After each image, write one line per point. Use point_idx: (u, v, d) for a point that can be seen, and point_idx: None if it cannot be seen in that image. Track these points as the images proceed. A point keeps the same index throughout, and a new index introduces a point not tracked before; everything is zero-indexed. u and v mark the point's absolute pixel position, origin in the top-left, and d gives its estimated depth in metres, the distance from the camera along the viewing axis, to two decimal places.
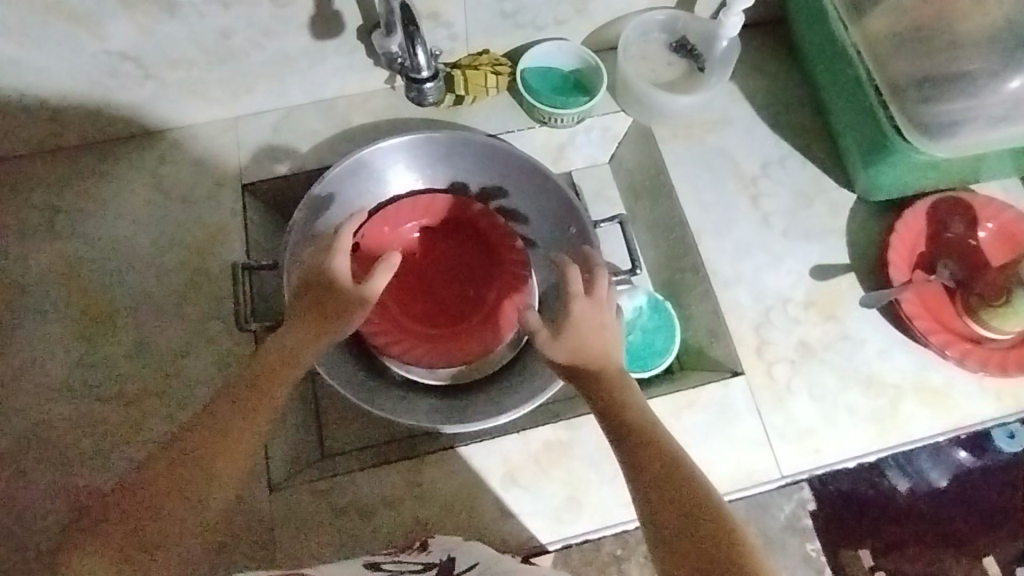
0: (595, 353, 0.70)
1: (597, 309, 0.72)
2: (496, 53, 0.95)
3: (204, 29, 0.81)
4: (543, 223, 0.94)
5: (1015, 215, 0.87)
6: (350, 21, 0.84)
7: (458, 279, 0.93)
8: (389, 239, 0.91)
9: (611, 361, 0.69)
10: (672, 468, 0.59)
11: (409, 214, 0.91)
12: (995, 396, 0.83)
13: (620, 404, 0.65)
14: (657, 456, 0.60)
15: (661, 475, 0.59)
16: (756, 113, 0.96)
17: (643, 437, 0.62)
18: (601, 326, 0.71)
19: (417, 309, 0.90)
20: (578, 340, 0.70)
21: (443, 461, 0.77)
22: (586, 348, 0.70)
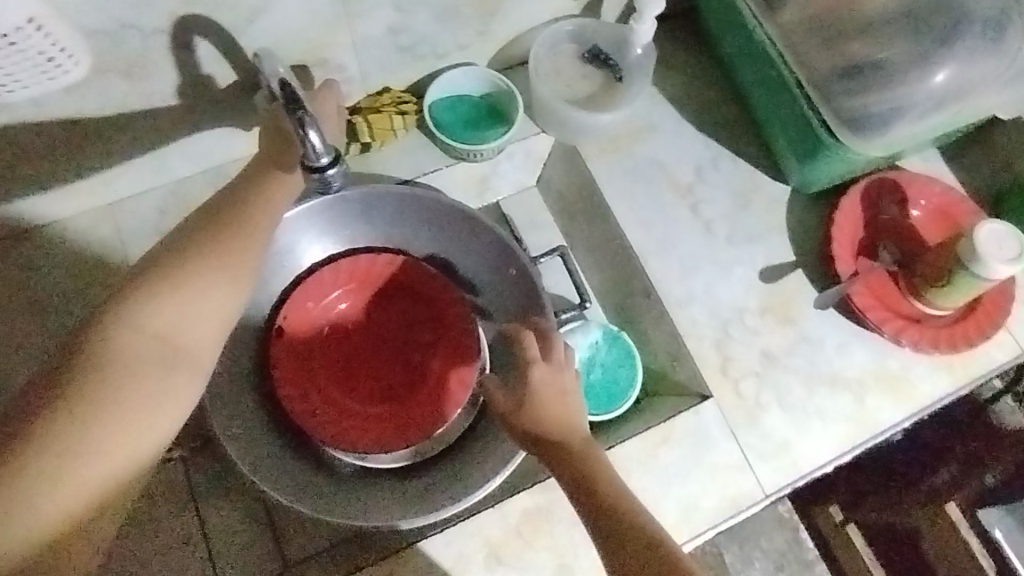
0: (558, 422, 0.62)
1: (555, 372, 0.65)
2: (398, 88, 0.86)
3: (49, 118, 0.67)
4: (482, 267, 0.85)
5: (941, 189, 0.89)
6: (226, 84, 0.72)
7: (400, 344, 0.82)
8: (315, 316, 0.81)
9: (575, 429, 0.62)
10: (651, 555, 0.53)
11: (332, 283, 0.81)
12: (948, 371, 0.84)
13: (590, 479, 0.58)
14: (635, 538, 0.54)
15: (638, 558, 0.53)
16: (681, 116, 0.91)
17: (617, 519, 0.55)
18: (562, 392, 0.64)
19: (359, 389, 0.80)
20: (538, 410, 0.63)
21: (418, 558, 0.70)
22: (547, 418, 0.62)
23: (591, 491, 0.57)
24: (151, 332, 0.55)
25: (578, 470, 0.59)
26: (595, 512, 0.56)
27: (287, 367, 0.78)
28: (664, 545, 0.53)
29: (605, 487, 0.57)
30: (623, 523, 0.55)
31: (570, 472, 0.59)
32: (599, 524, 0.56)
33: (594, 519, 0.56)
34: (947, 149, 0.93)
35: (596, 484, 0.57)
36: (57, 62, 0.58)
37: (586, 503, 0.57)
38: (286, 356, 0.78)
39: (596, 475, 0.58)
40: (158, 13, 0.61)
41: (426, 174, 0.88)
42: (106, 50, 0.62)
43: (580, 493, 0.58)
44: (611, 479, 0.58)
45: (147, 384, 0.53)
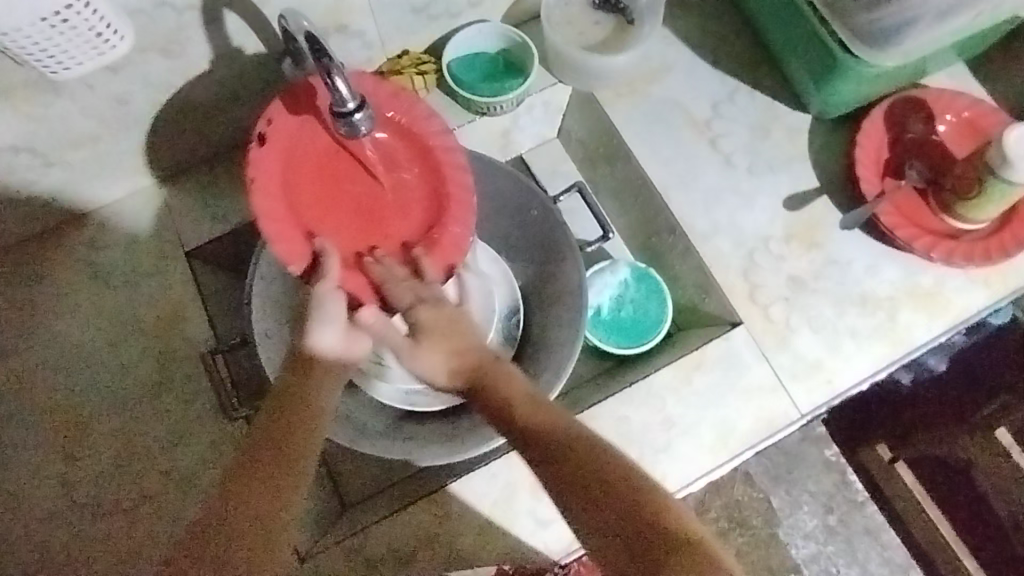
0: (473, 347, 0.67)
1: (440, 308, 0.68)
2: (416, 50, 0.89)
3: (98, 100, 0.72)
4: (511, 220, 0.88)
5: (969, 101, 0.87)
6: (255, 55, 0.75)
7: (392, 194, 0.70)
8: (296, 152, 0.66)
9: (484, 353, 0.67)
10: (615, 492, 0.52)
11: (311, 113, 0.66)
12: (984, 284, 0.83)
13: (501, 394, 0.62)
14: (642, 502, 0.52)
15: (589, 451, 0.55)
16: (696, 53, 0.92)
17: (601, 472, 0.53)
18: (452, 322, 0.68)
19: (351, 240, 0.69)
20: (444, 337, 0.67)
21: (469, 486, 0.75)
22: (456, 352, 0.67)
23: (539, 433, 0.57)
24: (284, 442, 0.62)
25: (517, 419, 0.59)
26: (549, 456, 0.56)
27: (271, 211, 0.65)
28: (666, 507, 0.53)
29: (548, 423, 0.58)
30: (580, 459, 0.54)
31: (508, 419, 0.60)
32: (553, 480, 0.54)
33: (548, 466, 0.55)
34: (972, 62, 0.91)
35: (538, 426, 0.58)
36: (105, 38, 0.62)
37: (537, 452, 0.56)
38: (267, 197, 0.64)
39: (535, 414, 0.59)
40: None
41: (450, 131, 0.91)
42: (143, 24, 0.66)
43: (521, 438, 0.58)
44: (550, 411, 0.59)
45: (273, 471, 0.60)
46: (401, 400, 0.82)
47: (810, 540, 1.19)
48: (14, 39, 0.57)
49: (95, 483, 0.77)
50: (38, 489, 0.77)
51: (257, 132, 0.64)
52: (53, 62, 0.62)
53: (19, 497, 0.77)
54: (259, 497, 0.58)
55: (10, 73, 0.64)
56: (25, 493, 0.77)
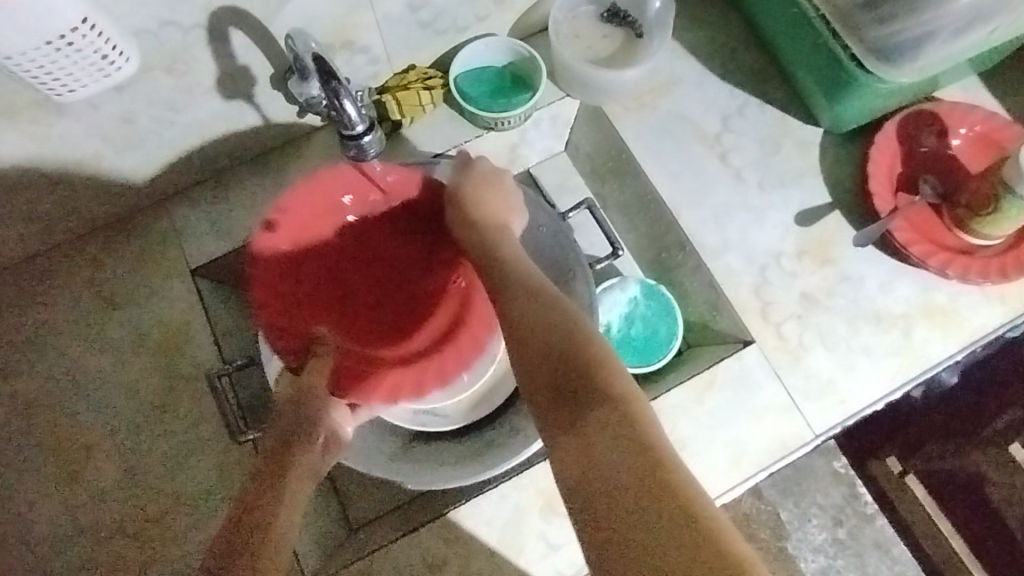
0: (483, 217, 0.72)
1: (494, 181, 0.76)
2: (423, 65, 0.88)
3: (103, 119, 0.71)
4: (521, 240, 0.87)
5: (984, 115, 0.86)
6: (261, 73, 0.75)
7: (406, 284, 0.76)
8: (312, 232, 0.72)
9: (501, 220, 0.73)
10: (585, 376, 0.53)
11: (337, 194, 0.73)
12: (1000, 301, 0.82)
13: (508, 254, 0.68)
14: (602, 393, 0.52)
15: (546, 330, 0.57)
16: (705, 67, 0.91)
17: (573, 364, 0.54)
18: (492, 195, 0.75)
19: (354, 331, 0.73)
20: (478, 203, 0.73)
21: (478, 508, 0.74)
22: (483, 216, 0.73)
23: (554, 352, 0.56)
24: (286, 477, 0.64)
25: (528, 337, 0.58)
26: (556, 376, 0.55)
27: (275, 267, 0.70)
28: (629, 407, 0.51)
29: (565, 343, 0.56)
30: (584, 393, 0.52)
31: (517, 331, 0.59)
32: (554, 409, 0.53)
33: (555, 389, 0.54)
34: (986, 74, 0.90)
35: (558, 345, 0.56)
36: (110, 60, 0.61)
37: (545, 369, 0.55)
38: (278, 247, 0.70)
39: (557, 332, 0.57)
40: (195, 8, 0.64)
41: (457, 146, 0.90)
42: (149, 44, 0.65)
43: (525, 355, 0.57)
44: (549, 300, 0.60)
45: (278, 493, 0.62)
46: (410, 419, 0.76)
47: (820, 553, 1.19)
48: (18, 62, 0.56)
49: (99, 506, 0.76)
50: (42, 513, 0.76)
51: (270, 219, 0.70)
52: (58, 84, 0.61)
53: (23, 519, 0.76)
54: (271, 498, 0.61)
55: (14, 94, 0.63)
56: (30, 517, 0.76)
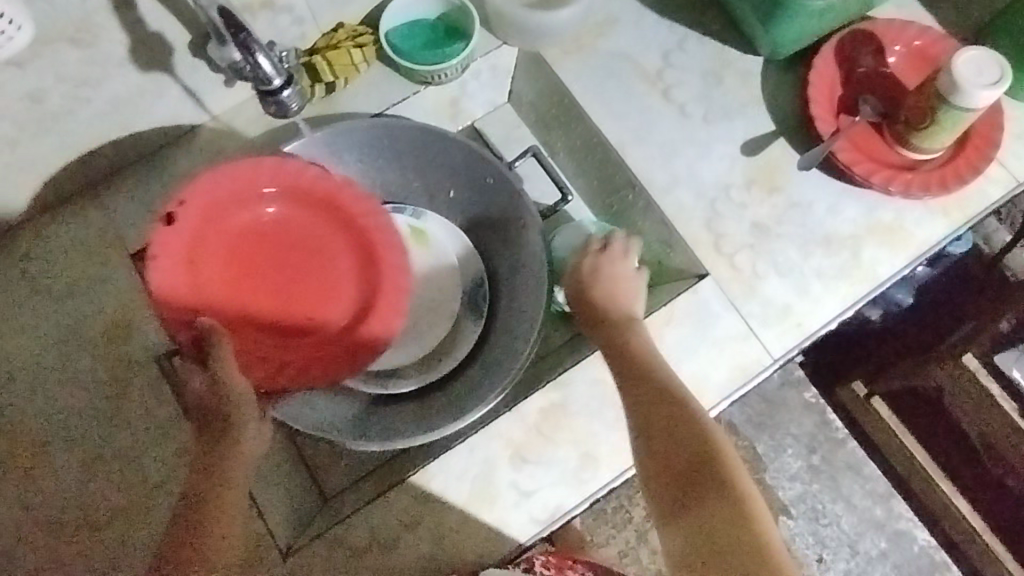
0: (611, 293, 0.77)
1: (622, 277, 0.78)
2: (352, 22, 0.85)
3: (9, 98, 0.67)
4: (473, 198, 0.87)
5: (918, 30, 0.86)
6: (177, 39, 0.71)
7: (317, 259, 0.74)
8: (206, 228, 0.69)
9: (626, 307, 0.76)
10: (707, 464, 0.64)
11: (231, 188, 0.70)
12: (943, 214, 0.84)
13: (666, 391, 0.68)
14: (713, 440, 0.65)
15: (667, 406, 0.67)
16: (641, 3, 0.89)
17: (666, 392, 0.68)
18: (627, 316, 0.75)
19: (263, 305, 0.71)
20: (596, 304, 0.77)
21: (448, 463, 0.74)
22: (604, 296, 0.77)
23: (697, 469, 0.63)
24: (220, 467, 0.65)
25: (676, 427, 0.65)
26: (675, 448, 0.64)
27: (172, 293, 0.66)
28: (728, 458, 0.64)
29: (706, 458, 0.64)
30: (691, 437, 0.65)
31: (649, 396, 0.68)
32: (673, 487, 0.63)
33: (682, 473, 0.63)
34: None
35: (689, 437, 0.65)
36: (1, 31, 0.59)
37: (699, 509, 0.62)
38: (172, 302, 0.66)
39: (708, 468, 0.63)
40: None
41: (394, 105, 0.88)
42: (47, 11, 0.61)
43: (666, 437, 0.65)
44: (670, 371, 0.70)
45: (212, 486, 0.64)
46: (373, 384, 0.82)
47: (796, 481, 1.23)
48: None
49: (58, 502, 0.74)
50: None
51: (169, 209, 0.67)
52: None
53: None
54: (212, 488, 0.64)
55: None
56: None
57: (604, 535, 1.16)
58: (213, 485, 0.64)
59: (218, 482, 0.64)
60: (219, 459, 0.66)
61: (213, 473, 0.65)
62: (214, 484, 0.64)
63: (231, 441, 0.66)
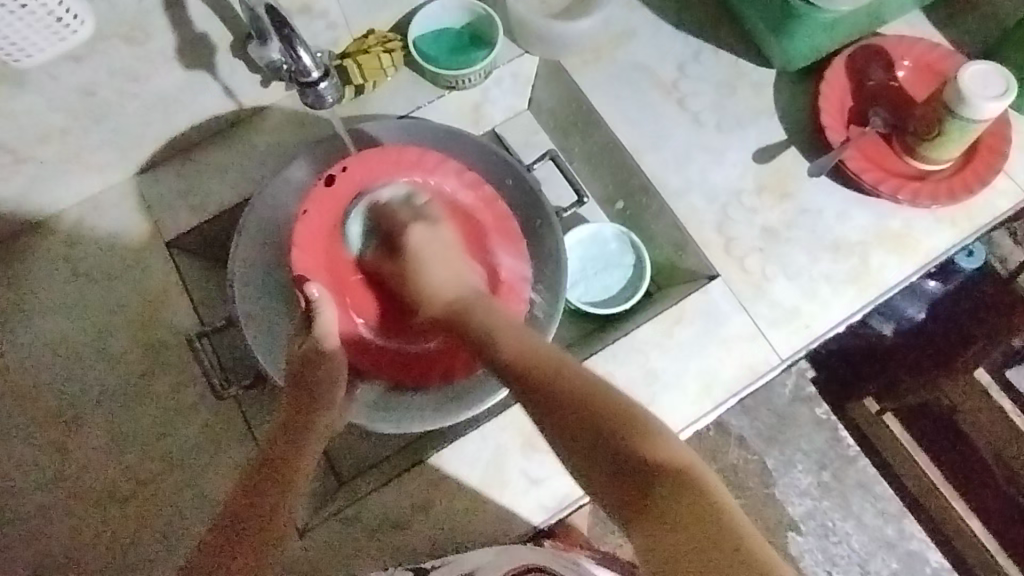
0: (463, 286, 0.73)
1: (429, 231, 0.77)
2: (382, 29, 0.89)
3: (65, 91, 0.72)
4: None
5: (927, 46, 0.89)
6: (219, 39, 0.76)
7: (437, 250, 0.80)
8: (340, 201, 0.77)
9: (460, 283, 0.73)
10: (618, 433, 0.49)
11: (379, 163, 0.78)
12: (951, 223, 0.86)
13: (517, 343, 0.62)
14: (620, 404, 0.51)
15: (549, 379, 0.56)
16: (658, 17, 0.93)
17: (530, 359, 0.59)
18: (469, 295, 0.72)
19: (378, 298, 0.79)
20: (427, 290, 0.74)
21: (461, 449, 0.76)
22: (438, 283, 0.73)
23: (622, 443, 0.49)
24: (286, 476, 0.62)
25: (596, 411, 0.51)
26: (578, 426, 0.51)
27: (308, 252, 0.75)
28: (649, 428, 0.50)
29: (580, 391, 0.53)
30: (595, 415, 0.51)
31: (542, 396, 0.55)
32: (626, 495, 0.47)
33: (596, 458, 0.49)
34: (930, 6, 0.93)
35: (557, 389, 0.54)
36: (66, 22, 0.63)
37: (603, 463, 0.49)
38: (306, 257, 0.75)
39: (606, 401, 0.52)
40: None
41: (420, 107, 0.92)
42: (106, 11, 0.66)
43: (568, 430, 0.51)
44: (526, 339, 0.63)
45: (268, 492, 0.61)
46: None
47: (806, 497, 1.23)
48: None
49: (89, 474, 0.78)
50: (34, 482, 0.77)
51: (330, 172, 0.77)
52: (16, 49, 0.62)
53: (14, 491, 0.77)
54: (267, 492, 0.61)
55: None
56: (18, 489, 0.77)
57: (613, 542, 1.17)
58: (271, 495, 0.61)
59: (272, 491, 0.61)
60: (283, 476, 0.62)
61: (275, 475, 0.62)
62: (273, 493, 0.61)
63: (297, 459, 0.63)
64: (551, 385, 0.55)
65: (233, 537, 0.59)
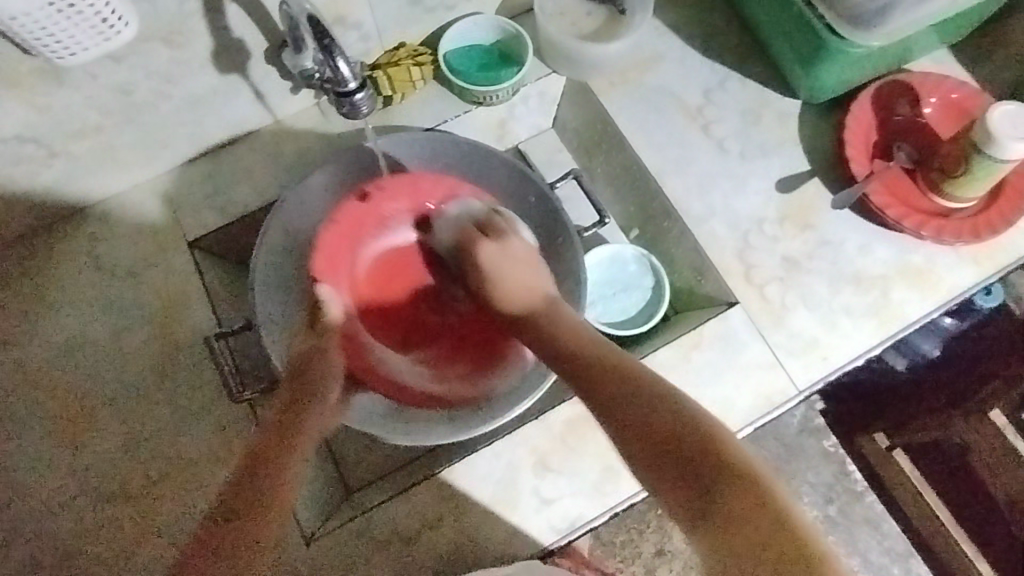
0: (523, 283, 0.78)
1: (501, 248, 0.81)
2: (413, 43, 0.90)
3: (101, 89, 0.72)
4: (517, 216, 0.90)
5: (954, 84, 0.90)
6: (255, 45, 0.77)
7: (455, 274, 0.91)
8: (367, 220, 0.88)
9: (530, 287, 0.77)
10: (685, 438, 0.56)
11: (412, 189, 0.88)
12: (973, 262, 0.85)
13: (560, 335, 0.70)
14: (677, 412, 0.58)
15: (615, 386, 0.62)
16: (686, 43, 0.94)
17: (593, 355, 0.66)
18: (533, 278, 0.78)
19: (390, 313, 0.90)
20: (503, 293, 0.79)
21: (472, 465, 0.75)
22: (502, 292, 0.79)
23: (687, 453, 0.55)
24: (284, 455, 0.67)
25: (605, 373, 0.63)
26: (649, 431, 0.57)
27: (329, 253, 0.86)
28: (711, 432, 0.56)
29: (665, 424, 0.57)
30: (664, 436, 0.56)
31: (612, 396, 0.61)
32: (682, 493, 0.54)
33: (663, 458, 0.55)
34: (957, 45, 0.93)
35: (620, 391, 0.61)
36: (110, 23, 0.63)
37: (688, 482, 0.54)
38: (324, 259, 0.85)
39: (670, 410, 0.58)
40: None
41: (446, 121, 0.93)
42: (148, 13, 0.67)
43: (619, 420, 0.59)
44: (630, 361, 0.64)
45: (272, 473, 0.65)
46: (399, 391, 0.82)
47: None
48: (21, 23, 0.58)
49: (99, 469, 0.77)
50: (44, 475, 0.77)
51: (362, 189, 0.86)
52: (60, 47, 0.63)
53: (23, 483, 0.77)
54: (267, 474, 0.65)
55: (15, 61, 0.65)
56: (28, 480, 0.77)
57: (614, 568, 1.15)
58: (274, 476, 0.65)
59: (275, 470, 0.65)
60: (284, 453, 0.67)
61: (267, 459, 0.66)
62: (274, 471, 0.65)
63: (293, 443, 0.68)
64: (613, 373, 0.63)
65: (240, 515, 0.62)
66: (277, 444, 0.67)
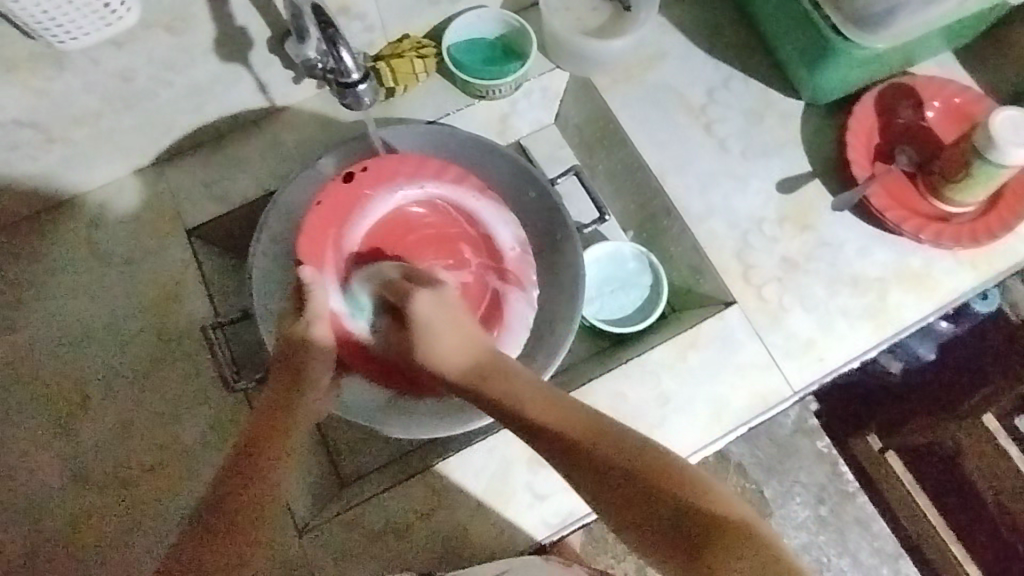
0: (478, 355, 0.71)
1: (439, 302, 0.74)
2: (416, 35, 0.90)
3: (102, 75, 0.72)
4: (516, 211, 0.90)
5: (958, 88, 0.90)
6: (258, 34, 0.76)
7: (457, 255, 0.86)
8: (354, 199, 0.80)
9: (483, 356, 0.71)
10: (645, 475, 0.55)
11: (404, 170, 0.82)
12: (971, 266, 0.85)
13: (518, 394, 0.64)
14: (638, 458, 0.56)
15: (548, 411, 0.61)
16: (691, 41, 0.94)
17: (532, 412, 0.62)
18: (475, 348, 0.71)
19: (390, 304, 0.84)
20: (432, 361, 0.71)
21: (467, 459, 0.76)
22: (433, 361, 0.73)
23: (658, 496, 0.54)
24: (277, 456, 0.65)
25: (559, 423, 0.60)
26: (625, 485, 0.55)
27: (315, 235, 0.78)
28: (664, 458, 0.56)
29: (644, 459, 0.56)
30: (653, 483, 0.55)
31: (579, 455, 0.58)
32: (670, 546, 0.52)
33: (639, 506, 0.54)
34: (961, 49, 0.93)
35: (604, 456, 0.57)
36: (112, 8, 0.64)
37: (663, 522, 0.53)
38: (311, 242, 0.77)
39: (636, 448, 0.57)
40: None
41: (446, 115, 0.93)
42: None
43: (587, 478, 0.57)
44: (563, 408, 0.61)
45: (271, 475, 0.63)
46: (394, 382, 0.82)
47: (802, 530, 1.22)
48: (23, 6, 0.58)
49: (95, 455, 0.77)
50: (40, 459, 0.77)
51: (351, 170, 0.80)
52: (61, 30, 0.63)
53: (19, 466, 0.77)
54: (253, 481, 0.62)
55: (16, 44, 0.64)
56: (23, 464, 0.77)
57: (605, 564, 1.16)
58: (256, 482, 0.62)
59: (261, 474, 0.63)
60: (267, 461, 0.64)
61: (248, 458, 0.64)
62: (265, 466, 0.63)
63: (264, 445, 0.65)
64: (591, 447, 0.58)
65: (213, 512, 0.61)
66: (268, 445, 0.65)
